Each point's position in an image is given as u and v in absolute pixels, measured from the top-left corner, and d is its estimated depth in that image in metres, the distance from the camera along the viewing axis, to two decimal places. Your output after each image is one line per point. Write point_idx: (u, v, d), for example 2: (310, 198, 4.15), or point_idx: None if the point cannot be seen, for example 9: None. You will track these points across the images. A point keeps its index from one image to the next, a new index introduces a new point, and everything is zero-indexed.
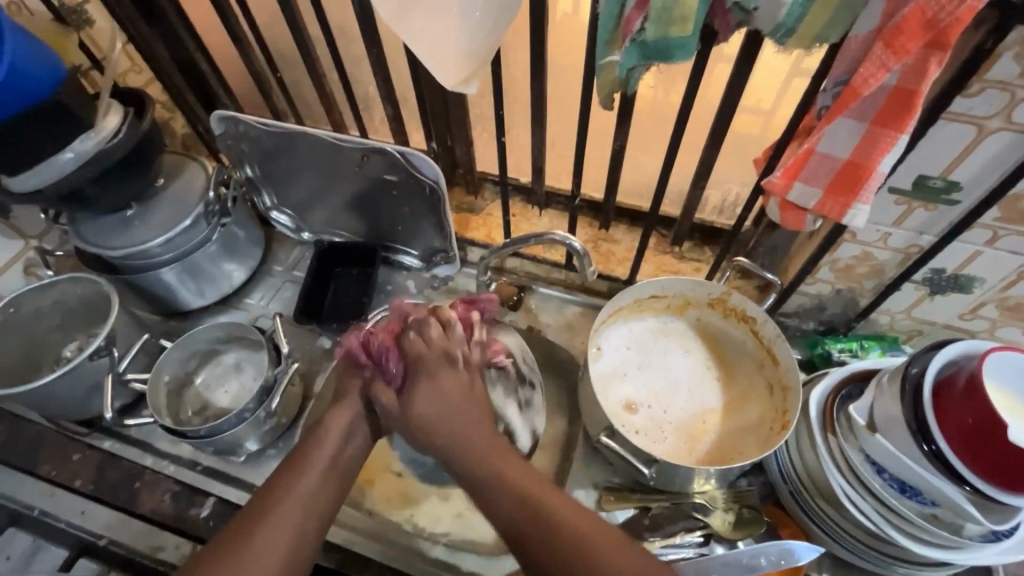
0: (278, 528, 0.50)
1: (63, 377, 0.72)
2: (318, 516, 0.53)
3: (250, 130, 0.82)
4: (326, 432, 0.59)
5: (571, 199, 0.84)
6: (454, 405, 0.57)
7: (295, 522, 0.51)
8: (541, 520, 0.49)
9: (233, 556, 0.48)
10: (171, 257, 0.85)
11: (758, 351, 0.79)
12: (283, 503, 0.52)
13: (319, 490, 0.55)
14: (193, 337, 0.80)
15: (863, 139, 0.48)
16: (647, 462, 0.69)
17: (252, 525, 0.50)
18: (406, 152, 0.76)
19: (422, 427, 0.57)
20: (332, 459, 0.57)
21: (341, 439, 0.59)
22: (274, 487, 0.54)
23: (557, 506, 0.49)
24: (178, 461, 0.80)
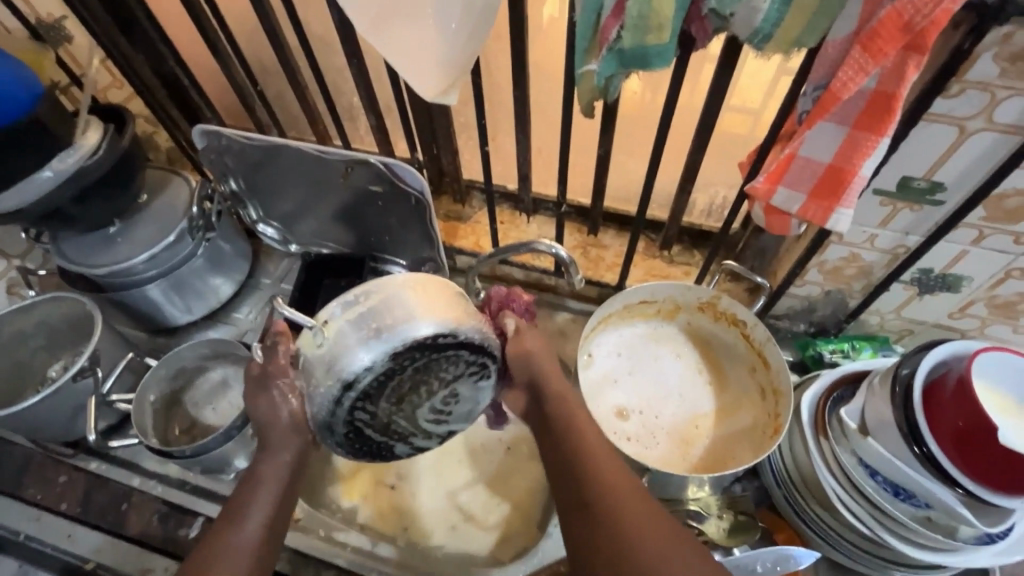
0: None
1: (46, 400, 0.71)
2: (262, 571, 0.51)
3: (232, 144, 0.82)
4: (262, 477, 0.54)
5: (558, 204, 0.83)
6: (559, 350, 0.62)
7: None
8: (567, 427, 0.55)
9: None
10: (156, 273, 0.84)
11: (750, 354, 0.78)
12: (224, 559, 0.50)
13: (262, 543, 0.52)
14: (177, 355, 0.79)
15: (845, 143, 0.47)
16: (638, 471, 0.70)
17: None
18: (389, 162, 0.75)
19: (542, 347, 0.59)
20: (274, 508, 0.54)
21: (282, 480, 0.54)
22: (215, 544, 0.50)
23: (574, 413, 0.56)
24: (166, 481, 0.77)
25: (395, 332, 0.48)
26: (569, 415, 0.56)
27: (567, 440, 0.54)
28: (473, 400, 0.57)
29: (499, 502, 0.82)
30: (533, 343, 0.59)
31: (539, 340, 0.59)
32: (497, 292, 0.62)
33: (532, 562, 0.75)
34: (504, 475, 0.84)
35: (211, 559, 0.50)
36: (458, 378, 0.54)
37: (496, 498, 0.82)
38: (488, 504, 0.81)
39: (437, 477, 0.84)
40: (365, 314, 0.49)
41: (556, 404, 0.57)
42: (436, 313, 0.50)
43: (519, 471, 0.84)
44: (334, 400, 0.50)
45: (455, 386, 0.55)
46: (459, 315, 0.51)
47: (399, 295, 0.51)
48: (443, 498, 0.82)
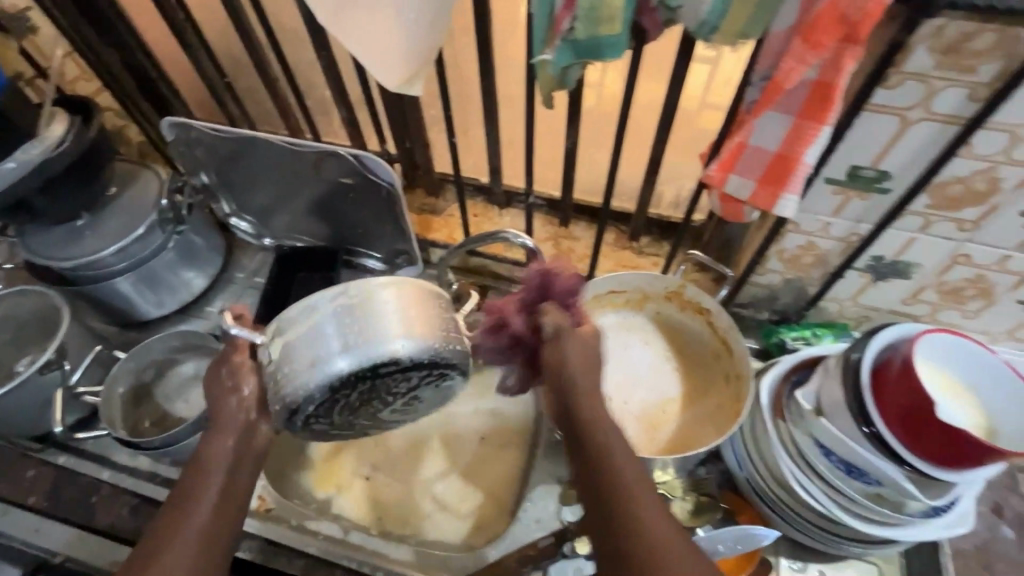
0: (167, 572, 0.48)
1: (11, 392, 0.70)
2: (214, 555, 0.50)
3: (202, 135, 0.82)
4: (211, 460, 0.53)
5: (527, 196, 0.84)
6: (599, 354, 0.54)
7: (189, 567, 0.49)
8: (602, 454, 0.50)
9: None
10: (126, 266, 0.84)
11: (715, 343, 0.80)
12: (173, 545, 0.49)
13: (211, 527, 0.51)
14: (147, 347, 0.79)
15: (790, 131, 0.49)
16: None
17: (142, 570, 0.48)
18: (358, 154, 0.76)
19: (583, 352, 0.53)
20: (224, 493, 0.52)
21: (229, 464, 0.53)
22: (163, 530, 0.50)
23: (612, 439, 0.50)
24: (136, 473, 0.78)
25: (337, 359, 0.49)
26: (608, 444, 0.50)
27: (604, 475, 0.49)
28: (438, 397, 0.59)
29: (472, 491, 0.83)
30: (570, 349, 0.53)
31: (580, 349, 0.53)
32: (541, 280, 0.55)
33: (502, 546, 0.75)
34: (478, 464, 0.85)
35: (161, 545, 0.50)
36: (414, 390, 0.55)
37: (470, 487, 0.83)
38: (462, 492, 0.83)
39: (411, 467, 0.85)
40: (312, 336, 0.49)
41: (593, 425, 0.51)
42: (390, 335, 0.50)
43: (493, 461, 0.85)
44: (286, 420, 0.52)
45: (414, 393, 0.56)
46: (415, 335, 0.50)
47: (348, 317, 0.50)
48: (417, 488, 0.83)
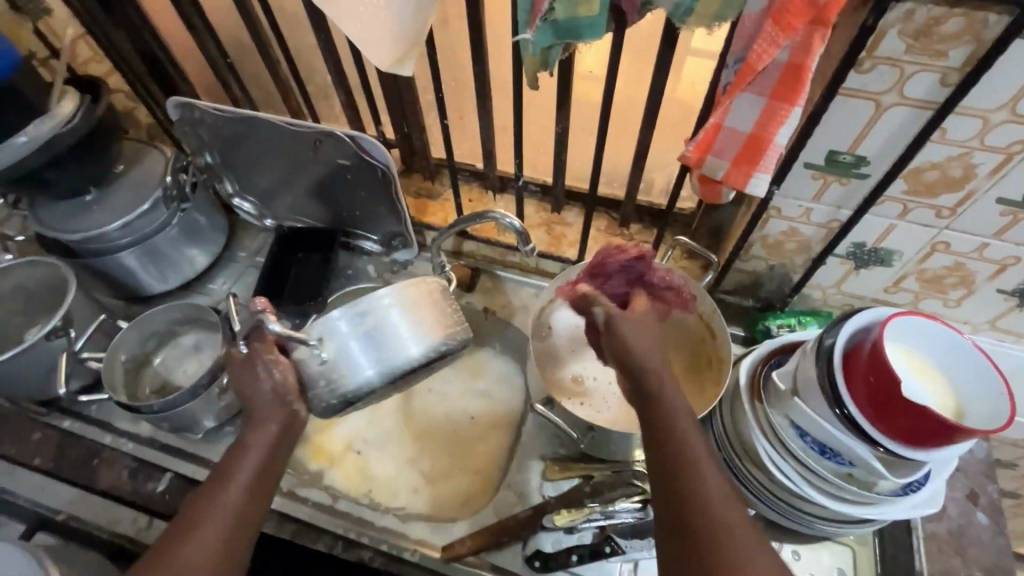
0: (202, 545, 0.50)
1: (21, 355, 0.74)
2: (243, 535, 0.53)
3: (205, 116, 0.85)
4: (251, 443, 0.56)
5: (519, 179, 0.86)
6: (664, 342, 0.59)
7: (221, 543, 0.51)
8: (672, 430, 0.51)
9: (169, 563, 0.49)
10: (132, 241, 0.87)
11: (698, 327, 0.82)
12: (206, 521, 0.52)
13: (244, 507, 0.54)
14: (149, 318, 0.82)
15: (763, 112, 0.50)
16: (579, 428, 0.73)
17: (176, 543, 0.50)
18: (355, 135, 0.79)
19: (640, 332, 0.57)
20: (257, 475, 0.56)
21: (266, 451, 0.57)
22: (200, 505, 0.52)
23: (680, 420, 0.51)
24: (138, 439, 0.81)
25: (390, 355, 0.59)
26: (675, 421, 0.51)
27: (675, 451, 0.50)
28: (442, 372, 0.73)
29: (460, 467, 0.85)
30: (625, 327, 0.57)
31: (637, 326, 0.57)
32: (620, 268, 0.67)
33: (484, 518, 0.78)
34: (466, 441, 0.87)
35: (194, 520, 0.52)
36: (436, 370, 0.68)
37: (457, 464, 0.85)
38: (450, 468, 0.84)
39: (401, 442, 0.87)
40: (359, 339, 0.58)
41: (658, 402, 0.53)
42: (421, 338, 0.60)
43: (480, 438, 0.87)
44: (343, 405, 0.62)
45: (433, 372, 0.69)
46: (440, 337, 0.61)
47: (387, 320, 0.59)
48: (406, 463, 0.85)
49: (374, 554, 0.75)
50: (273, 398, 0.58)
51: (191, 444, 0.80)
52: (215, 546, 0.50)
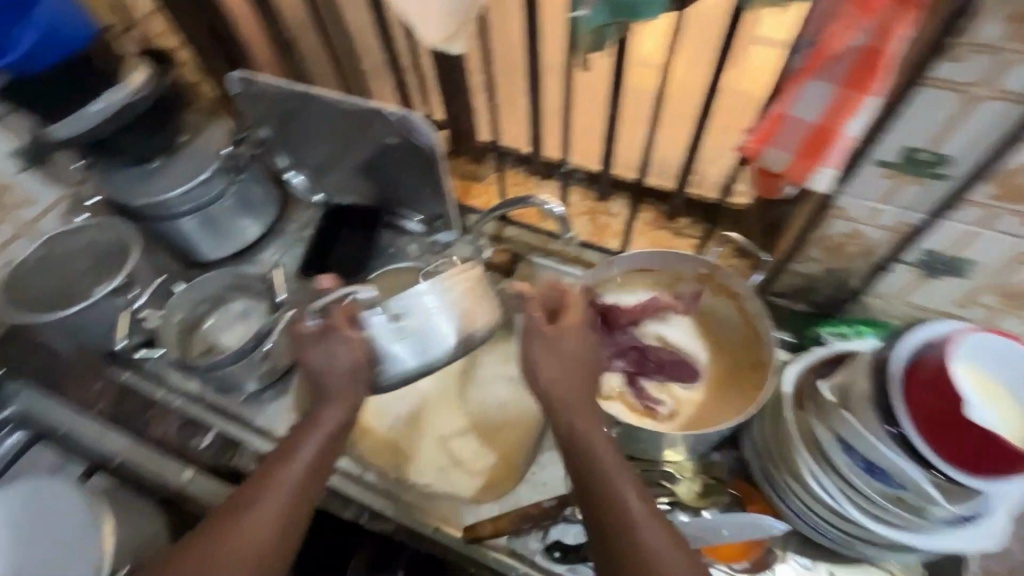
0: (262, 518, 0.53)
1: (88, 310, 0.79)
2: (298, 517, 0.55)
3: (264, 90, 0.88)
4: (319, 422, 0.60)
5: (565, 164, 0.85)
6: (588, 360, 0.62)
7: (278, 520, 0.54)
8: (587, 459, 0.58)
9: (234, 530, 0.52)
10: (191, 208, 0.92)
11: (742, 329, 0.79)
12: (270, 493, 0.55)
13: (305, 486, 0.57)
14: (203, 281, 0.86)
15: (832, 102, 0.47)
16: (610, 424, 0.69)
17: (240, 512, 0.54)
18: (405, 114, 0.79)
19: (552, 351, 0.61)
20: (318, 455, 0.59)
21: (329, 434, 0.60)
22: (265, 478, 0.56)
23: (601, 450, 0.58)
24: (185, 395, 0.84)
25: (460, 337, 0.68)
26: (592, 448, 0.58)
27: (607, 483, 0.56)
28: None
29: (487, 452, 0.85)
30: (539, 346, 0.61)
31: (547, 345, 0.61)
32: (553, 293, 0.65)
33: (508, 503, 0.80)
34: (495, 425, 0.87)
35: (257, 492, 0.55)
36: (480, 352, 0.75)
37: (486, 447, 0.85)
38: (478, 451, 0.85)
39: (431, 422, 0.87)
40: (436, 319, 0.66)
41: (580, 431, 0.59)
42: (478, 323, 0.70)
43: (509, 424, 0.87)
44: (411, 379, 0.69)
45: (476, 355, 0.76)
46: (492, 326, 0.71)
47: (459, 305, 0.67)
48: (434, 442, 0.86)
49: (397, 526, 0.81)
50: (341, 373, 0.61)
51: (234, 403, 0.83)
52: (273, 522, 0.54)
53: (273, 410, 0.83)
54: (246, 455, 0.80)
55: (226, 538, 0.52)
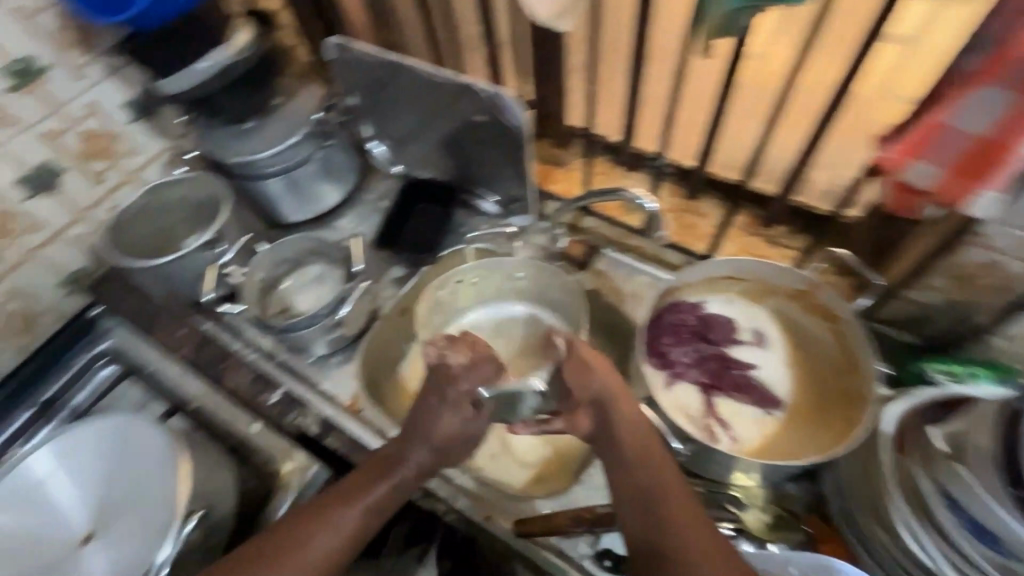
0: (325, 545, 0.57)
1: (179, 259, 0.83)
2: (352, 551, 0.58)
3: (359, 57, 0.89)
4: (405, 460, 0.62)
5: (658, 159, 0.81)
6: (620, 387, 0.63)
7: (337, 552, 0.57)
8: (635, 467, 0.59)
9: (296, 547, 0.56)
10: (279, 169, 0.94)
11: (839, 356, 0.74)
12: (335, 518, 0.58)
13: (367, 519, 0.59)
14: (285, 244, 0.89)
15: (1005, 114, 0.44)
16: (682, 438, 0.66)
17: (306, 530, 0.57)
18: (497, 91, 0.76)
19: (582, 380, 0.64)
20: (389, 490, 0.61)
21: (411, 472, 0.62)
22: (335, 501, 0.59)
23: (658, 465, 0.59)
24: (259, 351, 0.88)
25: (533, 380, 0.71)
26: (644, 458, 0.59)
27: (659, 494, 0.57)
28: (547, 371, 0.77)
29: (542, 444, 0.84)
30: (567, 371, 0.64)
31: (575, 369, 0.64)
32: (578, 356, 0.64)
33: (560, 501, 0.79)
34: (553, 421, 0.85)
35: (325, 514, 0.58)
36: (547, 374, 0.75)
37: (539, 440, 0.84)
38: (531, 442, 0.84)
39: None
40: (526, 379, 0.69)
41: (637, 443, 0.60)
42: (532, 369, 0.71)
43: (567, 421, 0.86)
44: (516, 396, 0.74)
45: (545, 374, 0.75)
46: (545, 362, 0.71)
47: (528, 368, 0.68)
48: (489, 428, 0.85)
49: (449, 507, 0.79)
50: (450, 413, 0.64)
51: (303, 364, 0.86)
52: (327, 558, 0.56)
53: (340, 375, 0.86)
54: (310, 415, 0.82)
55: (286, 552, 0.56)
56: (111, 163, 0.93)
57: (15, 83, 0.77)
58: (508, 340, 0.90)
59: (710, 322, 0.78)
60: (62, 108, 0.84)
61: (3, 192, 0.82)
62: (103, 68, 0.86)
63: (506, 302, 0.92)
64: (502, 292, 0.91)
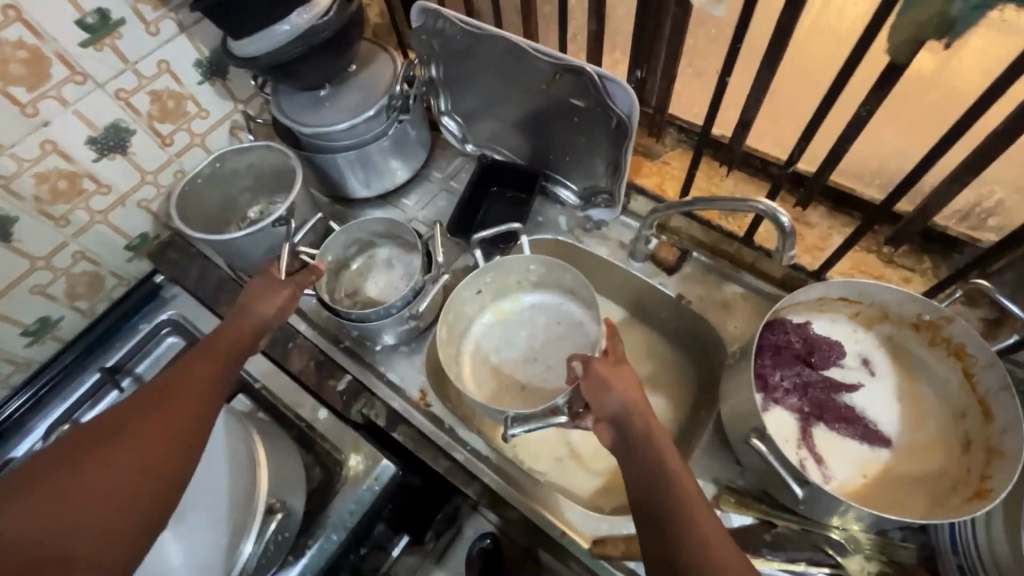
0: (136, 438, 0.52)
1: (249, 236, 0.79)
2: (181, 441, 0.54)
3: (446, 27, 0.82)
4: (230, 335, 0.65)
5: (785, 168, 0.70)
6: (643, 395, 0.62)
7: (156, 438, 0.53)
8: (659, 474, 0.55)
9: (105, 444, 0.51)
10: (350, 143, 0.88)
11: (963, 397, 0.67)
12: (155, 406, 0.55)
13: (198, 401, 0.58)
14: (358, 225, 0.83)
15: None
16: (798, 480, 0.59)
17: (115, 426, 0.53)
18: (606, 77, 0.69)
19: (601, 397, 0.63)
20: (218, 369, 0.61)
21: (234, 351, 0.65)
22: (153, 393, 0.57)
23: (679, 475, 0.55)
24: (325, 334, 0.85)
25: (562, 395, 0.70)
26: (663, 460, 0.56)
27: (667, 499, 0.53)
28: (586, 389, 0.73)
29: (609, 454, 0.83)
30: (586, 390, 0.65)
31: (592, 387, 0.64)
32: (597, 372, 0.64)
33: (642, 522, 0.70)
34: None
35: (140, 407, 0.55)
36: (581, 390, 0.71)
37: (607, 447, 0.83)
38: (598, 449, 0.83)
39: None
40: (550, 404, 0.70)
41: (648, 446, 0.57)
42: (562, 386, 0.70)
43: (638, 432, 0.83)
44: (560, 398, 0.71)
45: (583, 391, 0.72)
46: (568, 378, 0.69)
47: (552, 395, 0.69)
48: (556, 431, 0.85)
49: (519, 515, 0.74)
50: (267, 303, 0.70)
51: (370, 354, 0.82)
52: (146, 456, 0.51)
53: (407, 366, 0.82)
54: (378, 407, 0.80)
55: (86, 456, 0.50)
56: (179, 125, 0.88)
57: (86, 38, 0.72)
58: (531, 332, 0.85)
59: (813, 342, 0.71)
60: (135, 66, 0.79)
61: (74, 151, 0.78)
62: (177, 24, 0.80)
63: (520, 293, 0.87)
64: (517, 284, 0.86)
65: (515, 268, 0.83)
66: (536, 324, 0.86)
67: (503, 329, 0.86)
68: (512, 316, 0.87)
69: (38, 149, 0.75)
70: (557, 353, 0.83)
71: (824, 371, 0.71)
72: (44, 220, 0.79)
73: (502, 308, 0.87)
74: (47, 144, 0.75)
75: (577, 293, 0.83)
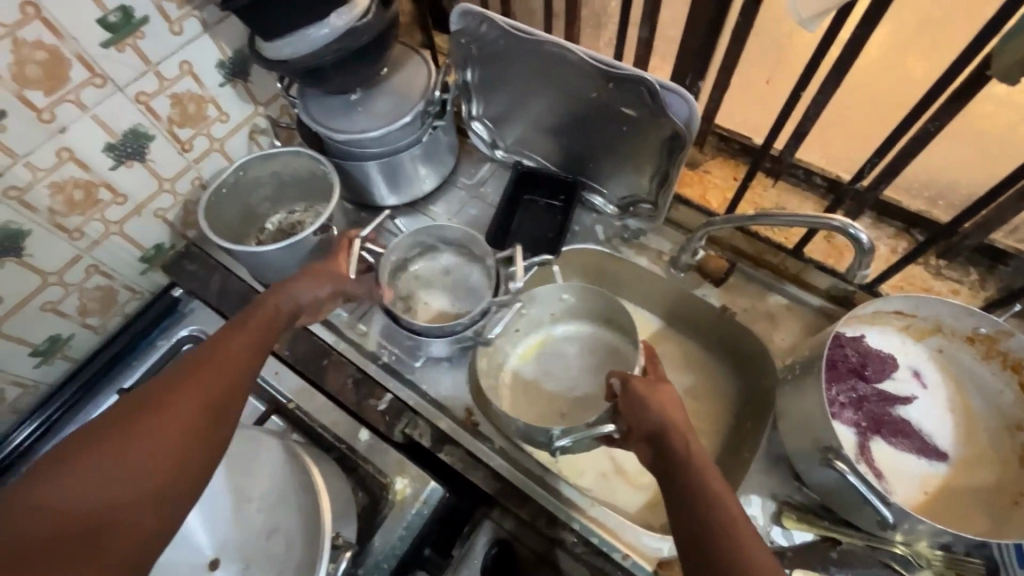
0: (183, 407, 0.51)
1: (284, 249, 0.75)
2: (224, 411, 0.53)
3: (487, 29, 0.78)
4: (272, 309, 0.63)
5: (850, 185, 0.70)
6: (682, 410, 0.58)
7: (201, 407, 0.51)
8: (701, 496, 0.51)
9: (155, 413, 0.49)
10: (381, 151, 0.85)
11: (1017, 410, 0.68)
12: (199, 378, 0.54)
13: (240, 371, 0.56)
14: (429, 229, 0.80)
15: None
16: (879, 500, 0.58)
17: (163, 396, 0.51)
18: (667, 85, 0.68)
19: (641, 414, 0.59)
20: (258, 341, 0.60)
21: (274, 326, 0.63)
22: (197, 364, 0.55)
23: (722, 497, 0.51)
24: (359, 350, 0.81)
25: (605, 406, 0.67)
26: (706, 480, 0.52)
27: (702, 511, 0.50)
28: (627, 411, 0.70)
29: None
30: (623, 407, 0.61)
31: (630, 406, 0.60)
32: (637, 384, 0.61)
33: None
34: None
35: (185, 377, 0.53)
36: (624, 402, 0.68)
37: None
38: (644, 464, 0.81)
39: None
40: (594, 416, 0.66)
41: (689, 465, 0.53)
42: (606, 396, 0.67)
43: None
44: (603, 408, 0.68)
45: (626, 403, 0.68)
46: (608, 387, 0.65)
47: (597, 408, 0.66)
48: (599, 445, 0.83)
49: (572, 535, 0.73)
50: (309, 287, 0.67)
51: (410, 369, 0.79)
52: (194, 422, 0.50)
53: (449, 382, 0.79)
54: (422, 427, 0.77)
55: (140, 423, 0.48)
56: (199, 130, 0.83)
57: (106, 38, 0.66)
58: (567, 364, 0.82)
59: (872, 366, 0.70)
60: (157, 67, 0.73)
61: (91, 159, 0.73)
62: (200, 22, 0.74)
63: (551, 327, 0.84)
64: (547, 318, 0.83)
65: (545, 298, 0.80)
66: (567, 357, 0.83)
67: (540, 361, 0.83)
68: (546, 349, 0.84)
69: (54, 158, 0.69)
70: (591, 382, 0.80)
71: (879, 386, 0.71)
72: (57, 233, 0.74)
73: (534, 344, 0.84)
74: (63, 152, 0.69)
75: (611, 321, 0.81)
